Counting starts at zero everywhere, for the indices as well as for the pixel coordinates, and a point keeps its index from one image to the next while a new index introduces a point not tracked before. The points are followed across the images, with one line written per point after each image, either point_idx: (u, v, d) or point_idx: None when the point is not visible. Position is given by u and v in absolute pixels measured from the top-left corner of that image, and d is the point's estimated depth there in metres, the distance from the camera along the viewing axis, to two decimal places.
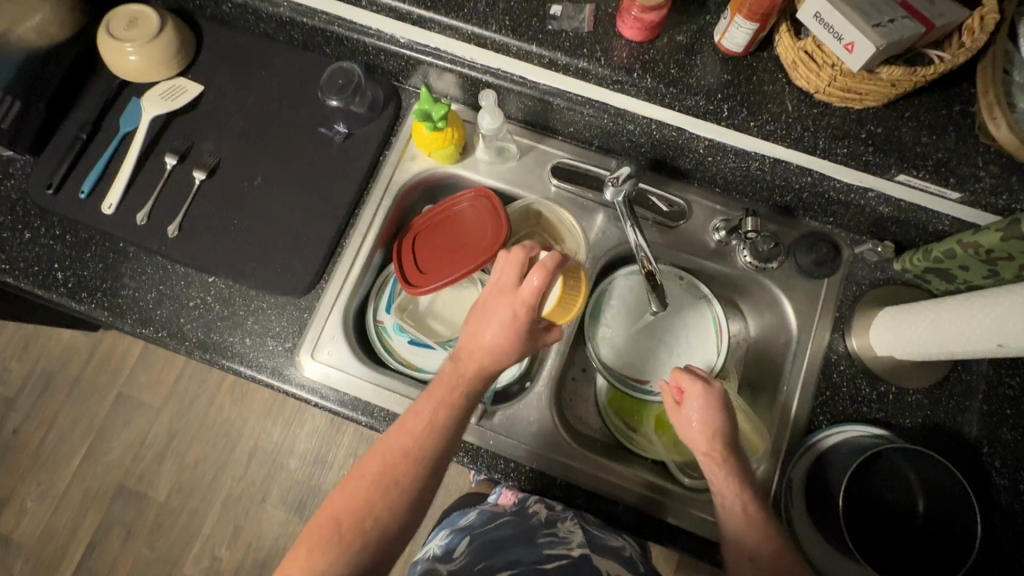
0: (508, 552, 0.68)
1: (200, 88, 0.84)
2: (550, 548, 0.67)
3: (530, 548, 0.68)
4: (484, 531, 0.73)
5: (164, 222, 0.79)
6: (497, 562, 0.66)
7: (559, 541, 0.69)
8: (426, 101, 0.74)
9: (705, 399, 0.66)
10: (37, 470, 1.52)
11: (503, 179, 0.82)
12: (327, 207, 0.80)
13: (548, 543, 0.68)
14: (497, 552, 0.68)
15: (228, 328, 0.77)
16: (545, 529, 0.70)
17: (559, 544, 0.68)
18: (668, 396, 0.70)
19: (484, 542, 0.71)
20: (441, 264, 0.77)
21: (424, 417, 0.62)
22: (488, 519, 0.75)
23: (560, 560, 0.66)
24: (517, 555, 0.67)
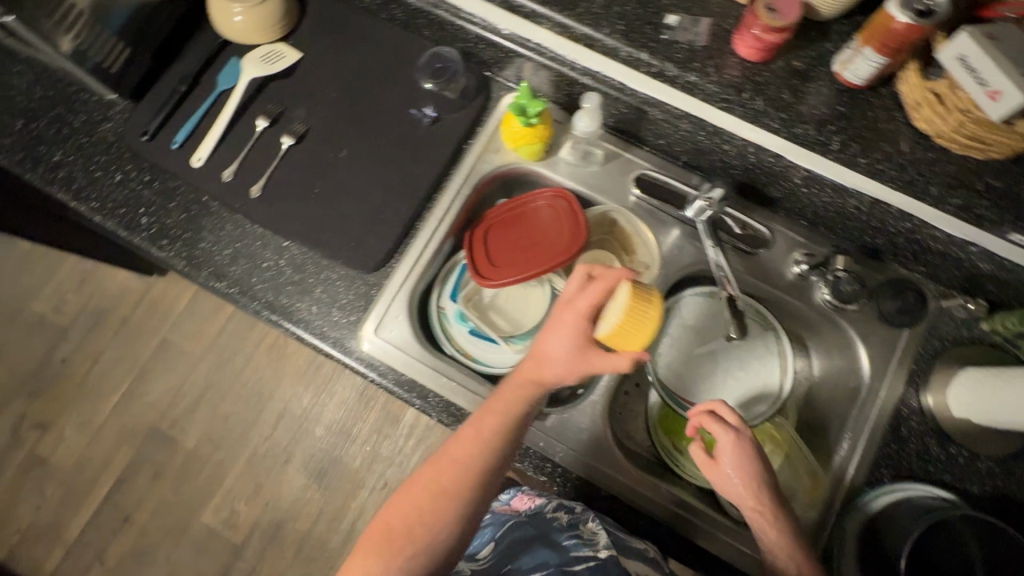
0: (533, 554, 0.71)
1: (299, 56, 0.85)
2: (577, 550, 0.69)
3: (556, 551, 0.70)
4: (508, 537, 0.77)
5: (248, 182, 0.81)
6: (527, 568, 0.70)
7: (585, 542, 0.69)
8: (524, 97, 0.73)
9: (736, 449, 0.65)
10: (80, 400, 1.58)
11: (584, 182, 0.82)
12: (407, 188, 0.80)
13: (575, 546, 0.69)
14: (521, 553, 0.72)
15: (297, 294, 0.78)
16: (565, 531, 0.72)
17: (585, 545, 0.69)
18: (700, 450, 0.68)
19: (507, 545, 0.76)
20: (513, 260, 0.77)
21: (474, 444, 0.67)
22: (506, 526, 0.80)
23: (587, 561, 0.67)
24: (542, 556, 0.71)
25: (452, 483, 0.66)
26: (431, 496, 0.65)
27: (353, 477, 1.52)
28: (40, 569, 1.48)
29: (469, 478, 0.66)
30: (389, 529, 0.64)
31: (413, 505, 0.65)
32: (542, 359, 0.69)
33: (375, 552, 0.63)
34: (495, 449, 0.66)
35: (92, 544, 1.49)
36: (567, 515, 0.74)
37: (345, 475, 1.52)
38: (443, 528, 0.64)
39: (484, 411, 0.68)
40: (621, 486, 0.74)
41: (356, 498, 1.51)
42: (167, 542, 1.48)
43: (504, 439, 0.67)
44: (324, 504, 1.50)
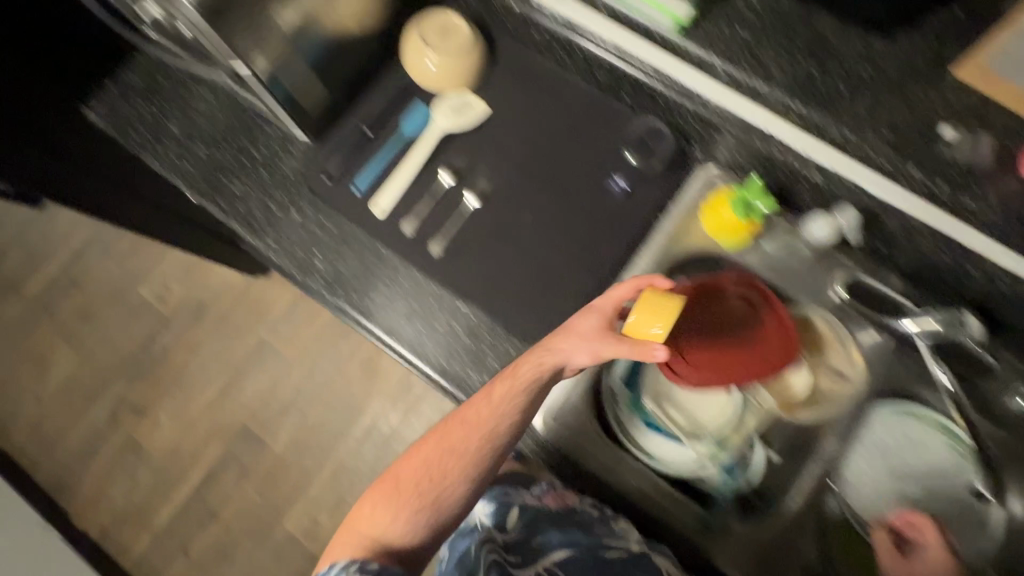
0: (569, 537, 0.68)
1: (487, 109, 0.82)
2: (610, 544, 0.68)
3: (586, 536, 0.69)
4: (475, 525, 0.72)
5: (429, 240, 0.79)
6: (555, 551, 0.67)
7: (616, 537, 0.69)
8: (750, 192, 0.70)
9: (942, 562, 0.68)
10: (176, 390, 1.61)
11: (783, 277, 0.75)
12: (592, 263, 0.77)
13: (601, 537, 0.69)
14: (545, 529, 0.69)
15: (473, 364, 0.75)
16: (597, 523, 0.70)
17: (616, 539, 0.69)
18: (889, 540, 0.70)
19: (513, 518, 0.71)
20: (705, 356, 0.70)
21: (489, 404, 0.61)
22: (501, 506, 0.72)
23: (620, 554, 0.67)
24: (575, 539, 0.68)
25: (458, 441, 0.60)
26: (450, 445, 0.60)
27: None
28: (127, 552, 1.52)
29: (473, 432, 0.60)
30: (421, 480, 0.60)
31: (446, 454, 0.60)
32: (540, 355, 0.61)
33: (383, 501, 0.60)
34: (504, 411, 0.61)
35: (177, 534, 1.52)
36: (531, 491, 0.74)
37: None
38: (462, 481, 0.60)
39: (494, 383, 0.61)
40: None
41: None
42: (248, 543, 1.50)
43: (521, 394, 0.61)
44: None
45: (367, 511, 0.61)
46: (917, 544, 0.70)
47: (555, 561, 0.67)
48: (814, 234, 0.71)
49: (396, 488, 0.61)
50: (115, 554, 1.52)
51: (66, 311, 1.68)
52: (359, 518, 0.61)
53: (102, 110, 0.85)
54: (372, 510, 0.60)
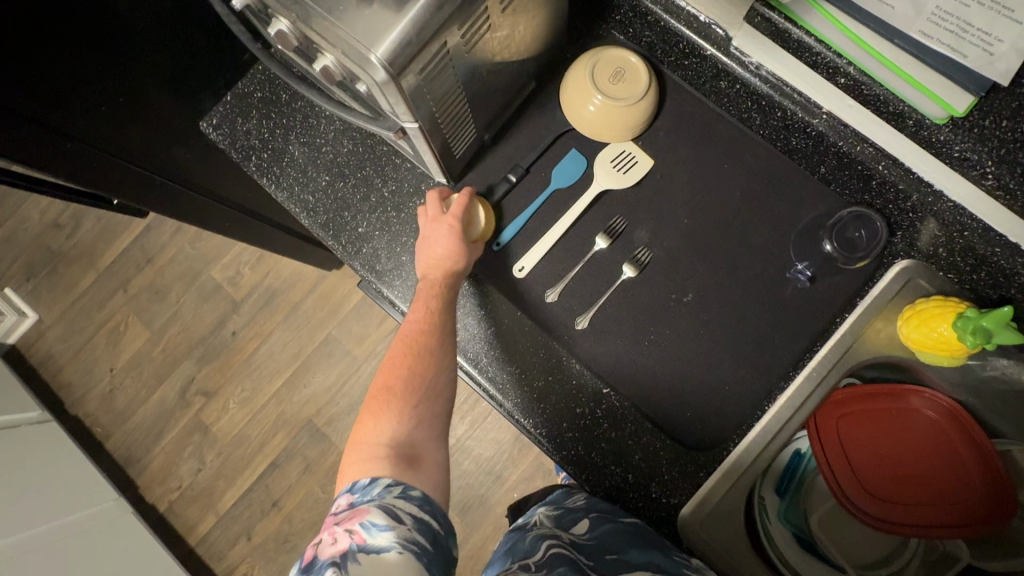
0: (644, 557, 0.58)
1: (652, 164, 0.71)
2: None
3: (666, 560, 0.58)
4: (547, 532, 0.60)
5: (574, 310, 0.71)
6: (634, 570, 0.56)
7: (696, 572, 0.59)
8: (994, 322, 0.55)
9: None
10: (244, 376, 1.61)
11: (985, 399, 0.65)
12: (759, 358, 0.68)
13: (685, 567, 0.59)
14: (622, 545, 0.59)
15: (615, 456, 0.68)
16: (681, 558, 0.60)
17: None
18: None
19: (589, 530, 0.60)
20: (873, 473, 0.66)
21: (434, 294, 0.65)
22: (571, 513, 0.63)
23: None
24: (657, 561, 0.58)
25: (418, 334, 0.62)
26: (428, 345, 0.62)
27: (495, 519, 1.49)
28: (193, 530, 1.55)
29: (430, 334, 0.62)
30: (410, 379, 0.60)
31: (424, 345, 0.62)
32: (433, 264, 0.66)
33: (391, 404, 0.60)
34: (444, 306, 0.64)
35: (241, 519, 1.54)
36: (614, 512, 0.64)
37: (487, 516, 1.49)
38: (440, 373, 0.61)
39: (420, 290, 0.66)
40: None
41: (494, 541, 1.48)
42: (309, 536, 1.52)
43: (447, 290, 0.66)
44: (462, 540, 1.48)
45: (378, 415, 0.59)
46: None
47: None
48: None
49: (392, 402, 0.60)
50: (181, 531, 1.55)
51: (139, 284, 1.67)
52: (368, 429, 0.58)
53: (222, 129, 0.79)
54: (378, 416, 0.59)
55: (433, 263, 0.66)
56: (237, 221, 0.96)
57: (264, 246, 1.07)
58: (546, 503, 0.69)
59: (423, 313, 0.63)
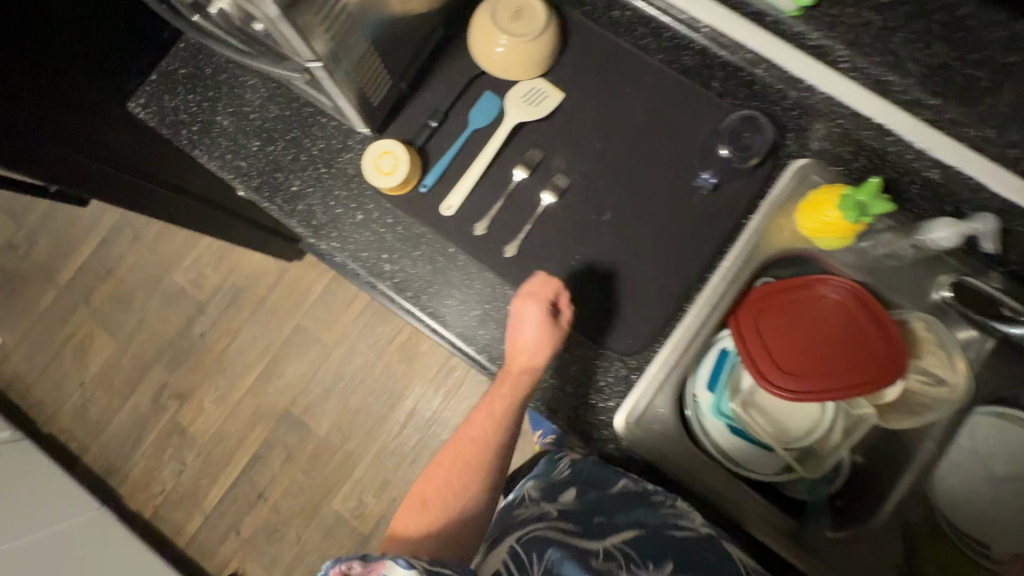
0: (630, 517, 0.66)
1: (561, 97, 0.76)
2: (676, 524, 0.66)
3: (653, 515, 0.67)
4: (537, 506, 0.69)
5: (502, 239, 0.75)
6: (621, 529, 0.64)
7: (682, 516, 0.67)
8: (867, 194, 0.61)
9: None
10: (217, 375, 1.62)
11: (877, 276, 0.72)
12: (676, 264, 0.73)
13: (670, 515, 0.67)
14: (612, 510, 0.67)
15: (551, 370, 0.72)
16: (663, 507, 0.68)
17: (683, 519, 0.67)
18: None
19: (575, 501, 0.68)
20: (793, 358, 0.69)
21: (506, 385, 0.68)
22: (555, 487, 0.72)
23: (688, 533, 0.65)
24: (642, 518, 0.66)
25: (482, 430, 0.69)
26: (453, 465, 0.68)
27: None
28: (182, 531, 1.56)
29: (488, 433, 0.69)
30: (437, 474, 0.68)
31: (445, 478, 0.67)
32: (518, 352, 0.67)
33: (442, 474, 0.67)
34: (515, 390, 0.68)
35: (229, 514, 1.56)
36: (600, 477, 0.72)
37: None
38: (470, 495, 0.66)
39: (500, 381, 0.69)
40: None
41: None
42: (298, 522, 1.54)
43: (519, 371, 0.68)
44: None
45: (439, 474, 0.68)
46: None
47: (615, 536, 0.63)
48: (935, 240, 0.64)
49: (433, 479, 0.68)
50: (170, 533, 1.56)
51: (101, 296, 1.67)
52: (410, 507, 0.66)
53: (150, 107, 0.82)
54: (418, 500, 0.67)
55: (519, 351, 0.67)
56: (200, 214, 0.94)
57: (239, 244, 1.11)
58: (529, 478, 0.78)
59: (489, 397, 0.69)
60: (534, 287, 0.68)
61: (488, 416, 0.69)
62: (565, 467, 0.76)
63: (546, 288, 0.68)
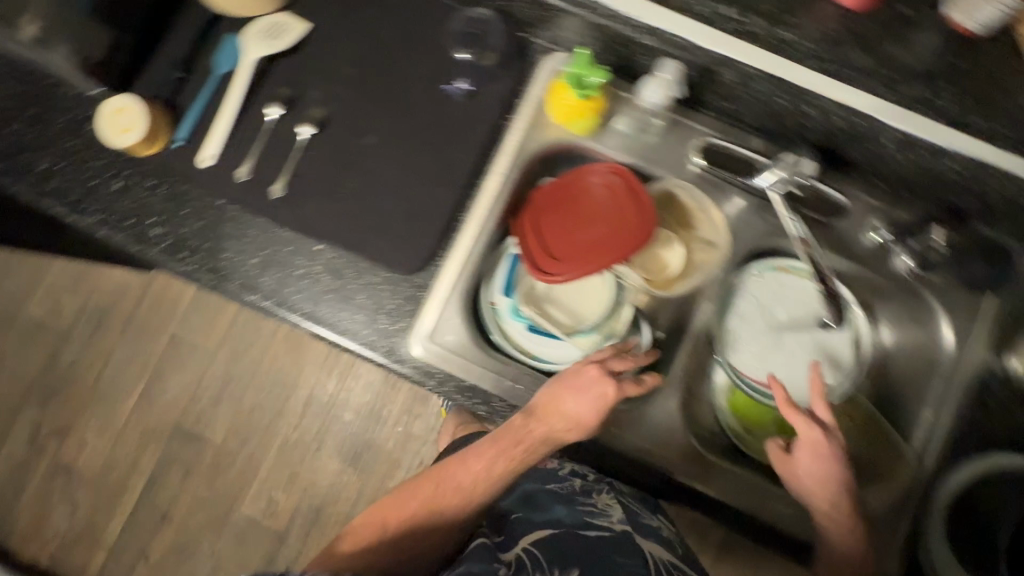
0: (559, 494, 0.74)
1: (309, 27, 0.73)
2: (592, 519, 0.70)
3: (570, 515, 0.71)
4: (530, 483, 0.77)
5: (268, 180, 0.73)
6: (535, 512, 0.72)
7: (600, 513, 0.71)
8: (581, 67, 0.64)
9: (824, 454, 0.64)
10: (95, 404, 1.53)
11: (638, 154, 0.74)
12: (444, 176, 0.73)
13: (588, 515, 0.71)
14: (533, 509, 0.72)
15: (340, 302, 0.72)
16: (576, 481, 0.75)
17: (600, 516, 0.71)
18: (775, 446, 0.68)
19: (523, 495, 0.75)
20: (570, 245, 0.70)
21: (528, 436, 0.66)
22: (503, 489, 0.78)
23: (604, 531, 0.69)
24: (561, 516, 0.71)
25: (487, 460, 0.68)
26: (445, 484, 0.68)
27: (388, 457, 1.51)
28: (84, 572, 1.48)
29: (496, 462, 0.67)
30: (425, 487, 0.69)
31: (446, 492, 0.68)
32: (568, 429, 0.66)
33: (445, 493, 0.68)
34: (542, 440, 0.67)
35: (133, 543, 1.48)
36: (546, 475, 0.78)
37: (380, 457, 1.51)
38: (443, 539, 0.68)
39: (495, 438, 0.68)
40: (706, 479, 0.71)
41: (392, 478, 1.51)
42: (208, 536, 1.48)
43: (535, 441, 0.67)
44: (361, 488, 1.50)
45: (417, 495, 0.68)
46: (801, 446, 0.65)
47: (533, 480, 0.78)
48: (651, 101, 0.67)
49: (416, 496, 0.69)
50: None
51: None
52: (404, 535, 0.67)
53: None
54: (413, 538, 0.67)
55: (551, 415, 0.65)
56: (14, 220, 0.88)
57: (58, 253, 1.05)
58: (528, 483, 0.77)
59: (504, 444, 0.67)
60: (576, 406, 0.65)
61: (505, 462, 0.67)
62: (572, 473, 0.76)
63: (568, 413, 0.65)
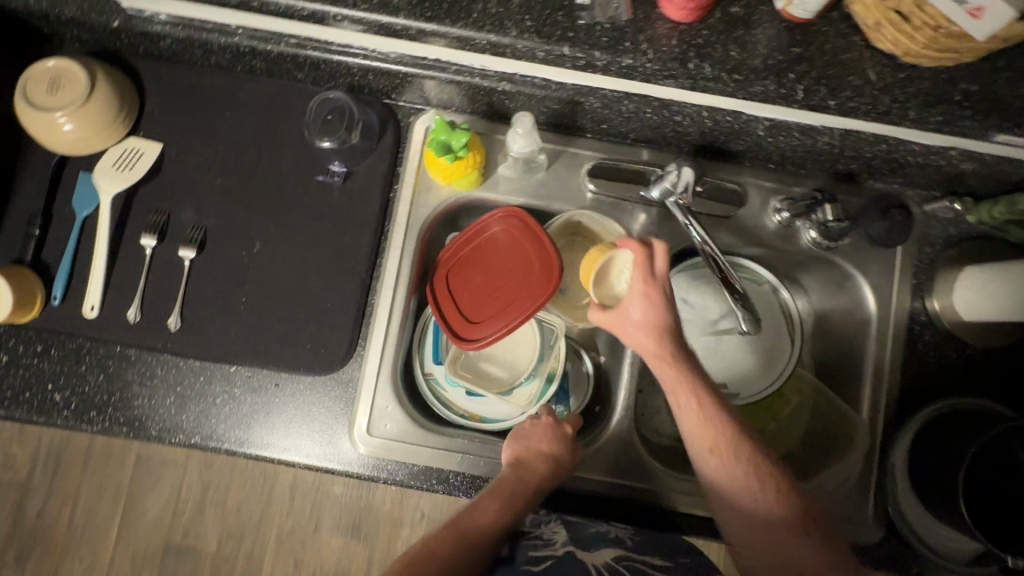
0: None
1: (159, 147, 0.70)
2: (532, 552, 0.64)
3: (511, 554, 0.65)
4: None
5: (162, 314, 0.69)
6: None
7: (544, 544, 0.65)
8: (441, 131, 0.61)
9: (645, 283, 0.62)
10: (75, 547, 1.45)
11: (532, 194, 0.72)
12: (343, 265, 0.70)
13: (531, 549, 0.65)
14: None
15: (268, 419, 0.69)
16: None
17: (543, 546, 0.65)
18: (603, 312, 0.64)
19: None
20: (486, 306, 0.68)
21: (515, 486, 0.61)
22: None
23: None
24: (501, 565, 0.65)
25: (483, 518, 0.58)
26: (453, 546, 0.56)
27: (389, 518, 1.48)
28: None
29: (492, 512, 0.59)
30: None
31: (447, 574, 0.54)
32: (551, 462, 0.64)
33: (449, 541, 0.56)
34: (531, 488, 0.62)
35: None
36: None
37: (380, 519, 1.48)
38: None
39: (501, 484, 0.61)
40: (677, 495, 0.71)
41: (398, 537, 1.48)
42: None
43: (515, 496, 0.61)
44: (370, 555, 1.47)
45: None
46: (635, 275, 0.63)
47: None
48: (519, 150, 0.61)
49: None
50: None
51: None
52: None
53: None
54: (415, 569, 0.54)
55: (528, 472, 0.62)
56: None
57: None
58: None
59: (496, 499, 0.60)
60: (548, 461, 0.64)
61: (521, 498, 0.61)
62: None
63: (546, 456, 0.64)
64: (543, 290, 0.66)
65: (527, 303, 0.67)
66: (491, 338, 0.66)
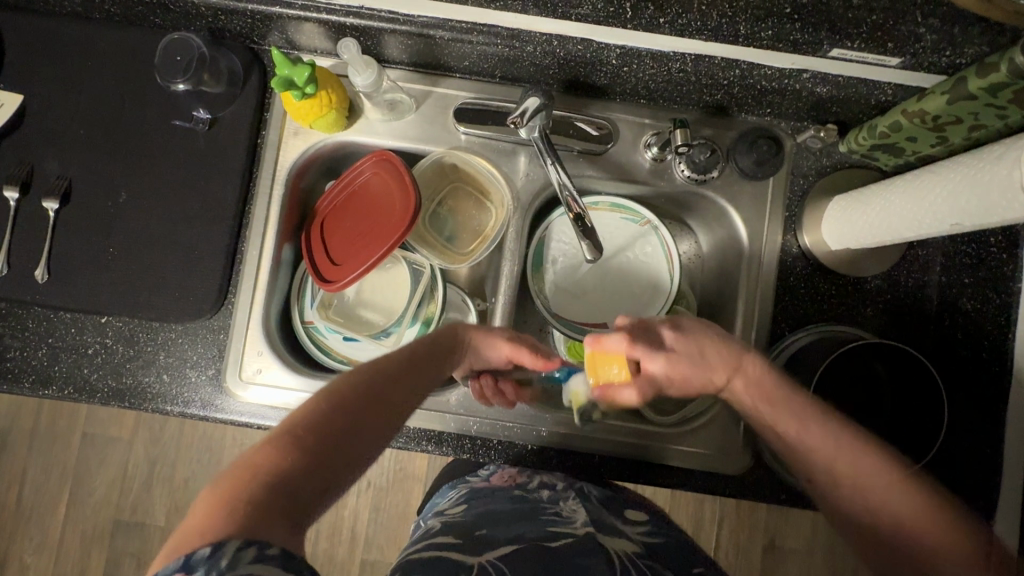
0: (535, 528, 0.61)
1: (21, 98, 0.69)
2: (554, 525, 0.62)
3: (535, 522, 0.63)
4: (485, 502, 0.69)
5: (27, 267, 0.68)
6: (498, 545, 0.57)
7: (563, 521, 0.63)
8: (283, 66, 0.60)
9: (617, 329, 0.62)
10: (25, 526, 1.46)
11: (404, 136, 0.72)
12: (212, 211, 0.70)
13: (551, 522, 0.63)
14: (496, 526, 0.62)
15: (140, 369, 0.69)
16: (551, 509, 0.66)
17: (562, 522, 0.63)
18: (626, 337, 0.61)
19: (486, 513, 0.65)
20: (353, 250, 0.68)
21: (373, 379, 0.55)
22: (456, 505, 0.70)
23: (567, 539, 0.59)
24: (521, 531, 0.61)
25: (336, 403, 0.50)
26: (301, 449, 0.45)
27: None
28: None
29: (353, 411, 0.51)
30: (252, 486, 0.41)
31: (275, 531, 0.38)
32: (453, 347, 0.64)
33: (298, 445, 0.45)
34: (409, 388, 0.57)
35: None
36: (536, 507, 0.66)
37: None
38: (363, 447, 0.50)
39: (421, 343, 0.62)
40: (554, 430, 0.71)
41: None
42: None
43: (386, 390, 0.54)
44: None
45: (223, 499, 0.39)
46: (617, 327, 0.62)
47: (490, 548, 0.56)
48: (362, 83, 0.63)
49: (257, 510, 0.39)
50: None
51: None
52: (243, 472, 0.42)
53: None
54: (261, 470, 0.42)
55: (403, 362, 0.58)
56: None
57: None
58: (471, 481, 0.78)
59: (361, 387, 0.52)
60: (433, 358, 0.62)
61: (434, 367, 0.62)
62: (533, 478, 0.73)
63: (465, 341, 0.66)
64: (400, 227, 0.66)
65: (388, 239, 0.67)
66: (352, 276, 0.66)
